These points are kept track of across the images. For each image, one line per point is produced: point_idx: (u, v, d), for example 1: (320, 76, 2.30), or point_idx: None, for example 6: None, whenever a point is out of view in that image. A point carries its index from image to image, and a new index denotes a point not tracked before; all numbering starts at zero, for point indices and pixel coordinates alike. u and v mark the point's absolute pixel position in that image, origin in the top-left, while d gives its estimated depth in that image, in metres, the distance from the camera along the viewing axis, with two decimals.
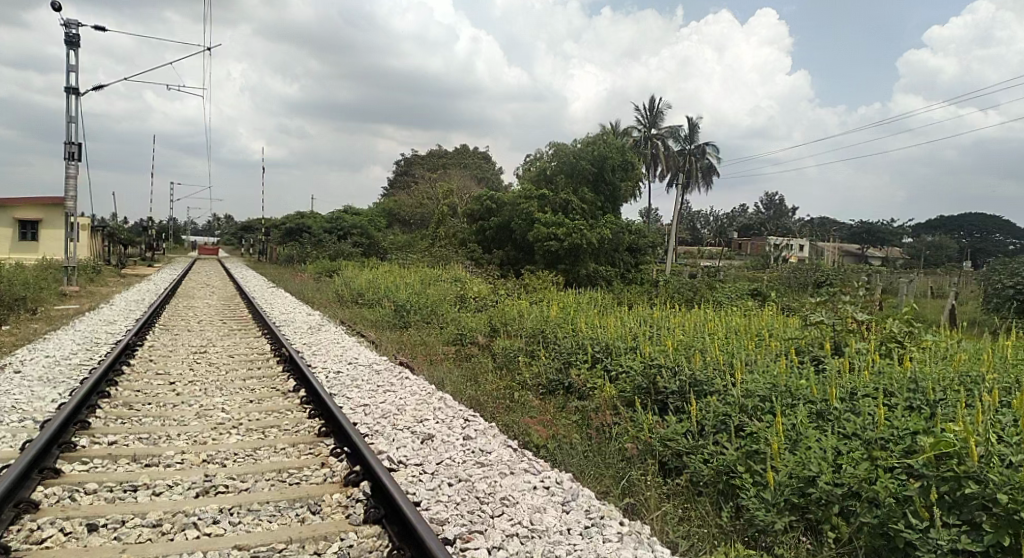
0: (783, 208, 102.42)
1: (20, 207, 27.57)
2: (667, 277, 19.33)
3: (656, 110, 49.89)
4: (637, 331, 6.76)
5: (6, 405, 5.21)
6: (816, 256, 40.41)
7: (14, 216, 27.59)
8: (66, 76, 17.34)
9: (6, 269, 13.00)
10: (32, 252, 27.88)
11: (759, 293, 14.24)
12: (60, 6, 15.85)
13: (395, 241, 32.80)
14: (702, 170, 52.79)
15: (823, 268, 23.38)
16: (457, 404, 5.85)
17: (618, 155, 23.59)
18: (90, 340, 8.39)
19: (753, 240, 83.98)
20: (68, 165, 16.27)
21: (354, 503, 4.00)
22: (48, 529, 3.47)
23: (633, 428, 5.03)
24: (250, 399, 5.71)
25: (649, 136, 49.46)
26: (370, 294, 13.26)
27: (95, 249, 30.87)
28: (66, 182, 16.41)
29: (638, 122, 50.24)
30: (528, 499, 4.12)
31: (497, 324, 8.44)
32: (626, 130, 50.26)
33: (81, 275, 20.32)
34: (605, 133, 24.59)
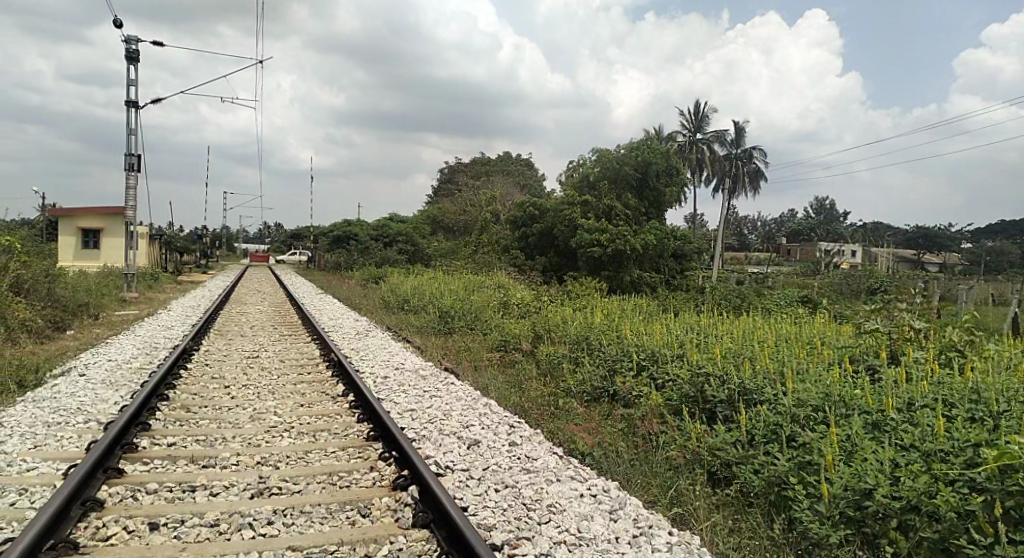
0: (831, 213, 99.84)
1: (82, 216, 28.75)
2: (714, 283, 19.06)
3: (702, 114, 49.20)
4: (684, 339, 6.67)
5: (72, 407, 5.43)
6: (870, 262, 39.14)
7: (77, 225, 28.79)
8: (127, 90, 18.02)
9: (71, 277, 13.61)
10: (94, 260, 29.03)
11: (811, 301, 13.89)
12: (121, 23, 16.51)
13: (439, 249, 33.13)
14: (749, 174, 52.03)
15: (876, 275, 22.64)
16: (502, 410, 5.86)
17: (662, 160, 23.33)
18: (149, 344, 8.71)
19: (799, 245, 82.01)
20: (128, 176, 16.92)
21: (402, 507, 4.04)
22: (112, 527, 3.60)
23: (680, 436, 4.97)
24: (300, 404, 5.82)
25: (694, 141, 48.77)
26: (415, 301, 13.40)
27: (153, 256, 31.99)
28: (126, 193, 17.06)
29: (683, 127, 49.68)
30: (576, 507, 4.09)
31: (541, 331, 8.43)
32: (671, 134, 49.75)
33: (140, 282, 21.14)
34: (649, 138, 24.37)
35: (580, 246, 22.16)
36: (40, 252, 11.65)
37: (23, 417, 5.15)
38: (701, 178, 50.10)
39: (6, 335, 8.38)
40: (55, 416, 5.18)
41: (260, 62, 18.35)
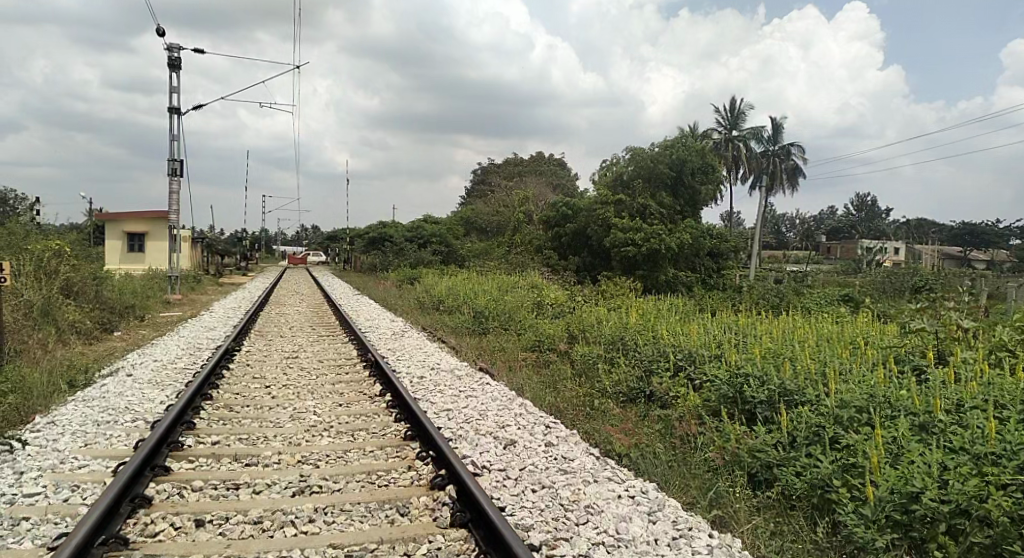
0: (870, 209, 97.53)
1: (128, 221, 29.62)
2: (750, 282, 18.80)
3: (738, 110, 48.58)
4: (722, 339, 6.60)
5: (120, 406, 5.59)
6: (914, 259, 38.10)
7: (123, 229, 29.67)
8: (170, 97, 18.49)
9: (118, 280, 14.04)
10: (140, 263, 29.84)
11: (853, 300, 13.58)
12: (164, 31, 16.95)
13: (472, 249, 33.31)
14: (787, 171, 51.26)
15: (920, 273, 22.02)
16: (538, 410, 5.87)
17: (697, 158, 23.10)
18: (192, 345, 8.93)
19: (836, 243, 80.20)
20: (172, 181, 17.36)
21: (440, 506, 4.06)
22: (160, 523, 3.70)
23: (719, 438, 4.90)
24: (339, 403, 5.89)
25: (729, 138, 48.09)
26: (450, 301, 13.48)
27: (196, 259, 32.80)
28: (170, 197, 17.50)
29: (718, 124, 49.12)
30: (614, 508, 4.07)
31: (576, 332, 8.40)
32: (706, 131, 49.25)
33: (184, 285, 21.68)
34: (684, 136, 24.10)
35: (614, 246, 22.05)
36: (89, 256, 12.04)
37: (75, 415, 5.31)
38: (737, 175, 49.35)
39: (58, 336, 8.68)
40: (105, 415, 5.33)
41: (297, 67, 18.66)
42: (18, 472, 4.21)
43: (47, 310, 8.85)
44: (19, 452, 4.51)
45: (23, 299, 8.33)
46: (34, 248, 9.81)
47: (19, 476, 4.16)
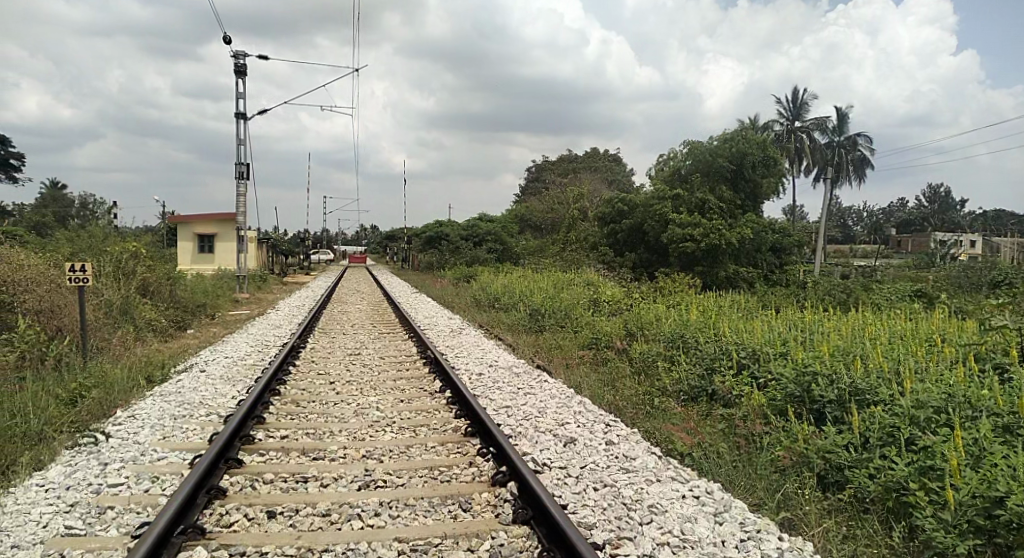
0: (937, 201, 93.32)
1: (199, 223, 30.81)
2: (815, 278, 18.24)
3: (801, 101, 47.28)
4: (787, 337, 6.43)
5: (194, 401, 5.82)
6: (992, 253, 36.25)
7: (194, 231, 30.88)
8: (237, 102, 19.13)
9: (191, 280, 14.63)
10: (210, 263, 31.03)
11: (926, 295, 13.08)
12: (231, 39, 17.55)
13: (527, 247, 33.41)
14: (854, 163, 49.56)
15: (1000, 267, 20.96)
16: (597, 408, 5.84)
17: (759, 151, 22.65)
18: (260, 342, 9.22)
19: (903, 237, 77.09)
20: (239, 184, 17.97)
21: (502, 503, 4.08)
22: (234, 514, 3.83)
23: (786, 437, 4.78)
24: (401, 399, 6.00)
25: (791, 129, 46.86)
26: (506, 299, 13.55)
27: (261, 259, 33.91)
28: (237, 200, 18.12)
29: (781, 116, 47.92)
30: (678, 508, 4.01)
31: (635, 329, 8.32)
32: (768, 123, 48.16)
33: (250, 284, 22.50)
34: (744, 129, 23.60)
35: (671, 241, 21.75)
36: (165, 257, 12.60)
37: (153, 409, 5.57)
38: (800, 167, 47.91)
39: (136, 333, 9.13)
40: (180, 409, 5.57)
41: (358, 70, 19.05)
42: (103, 463, 4.43)
43: (126, 310, 9.27)
44: (103, 444, 4.75)
45: (103, 298, 8.79)
46: (114, 250, 10.35)
47: (104, 467, 4.38)
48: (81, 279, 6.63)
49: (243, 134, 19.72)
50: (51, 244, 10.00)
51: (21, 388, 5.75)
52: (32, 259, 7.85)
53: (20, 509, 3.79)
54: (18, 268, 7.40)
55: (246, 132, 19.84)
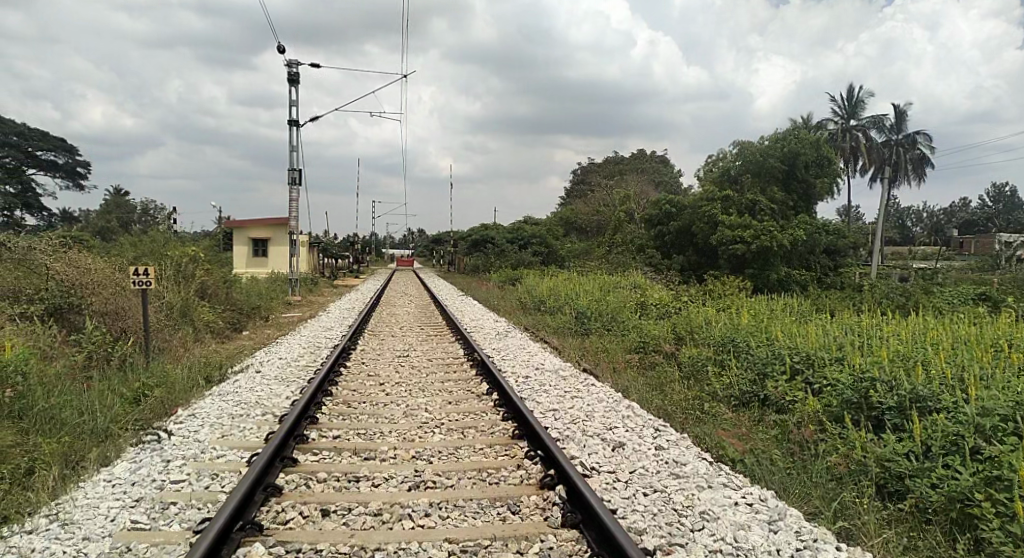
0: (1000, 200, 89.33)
1: (254, 228, 31.68)
2: (872, 281, 17.66)
3: (856, 99, 45.97)
4: (844, 341, 6.27)
5: (251, 401, 5.99)
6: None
7: (249, 235, 31.76)
8: (290, 109, 19.62)
9: (247, 284, 15.08)
10: (264, 267, 31.87)
11: (992, 298, 12.57)
12: (285, 48, 18.05)
13: (572, 250, 33.35)
14: (912, 162, 47.98)
15: None
16: (646, 412, 5.79)
17: (812, 150, 22.42)
18: (312, 344, 9.44)
19: (965, 238, 74.02)
20: (292, 190, 18.43)
21: (551, 506, 4.08)
22: (290, 512, 3.92)
23: (843, 444, 4.65)
24: (449, 401, 6.06)
25: (847, 129, 45.51)
26: (551, 302, 13.52)
27: (313, 262, 34.70)
28: (290, 205, 18.59)
29: (835, 114, 46.69)
30: (731, 515, 3.93)
31: (684, 333, 8.23)
32: (820, 122, 47.01)
33: (302, 287, 23.05)
34: (798, 128, 23.52)
35: (721, 243, 21.39)
36: (222, 261, 13.01)
37: (212, 408, 5.76)
38: (856, 167, 46.68)
39: (194, 334, 9.46)
40: (237, 408, 5.75)
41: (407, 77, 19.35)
42: (166, 460, 4.60)
43: (185, 312, 9.61)
44: (166, 442, 4.93)
45: (164, 300, 9.13)
46: (175, 255, 10.74)
47: (166, 463, 4.55)
48: (144, 282, 6.89)
49: (296, 141, 20.24)
50: (117, 248, 10.46)
51: (90, 386, 6.03)
52: (98, 263, 8.22)
53: (90, 503, 3.96)
54: (86, 271, 7.76)
55: (299, 139, 20.35)
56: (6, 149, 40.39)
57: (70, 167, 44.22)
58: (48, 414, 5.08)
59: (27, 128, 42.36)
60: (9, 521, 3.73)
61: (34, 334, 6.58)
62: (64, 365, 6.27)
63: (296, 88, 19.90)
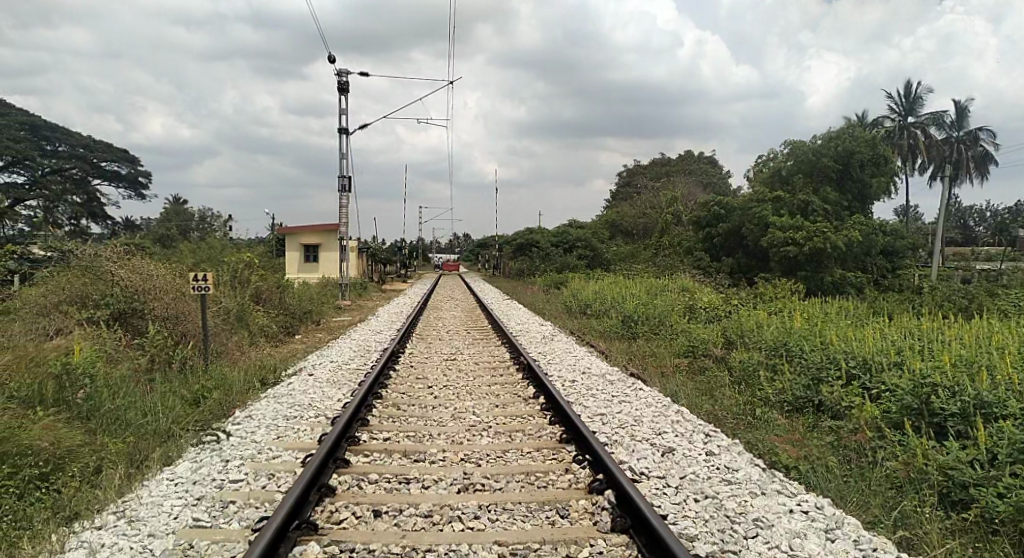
0: None
1: (305, 234, 32.45)
2: (933, 282, 16.98)
3: (915, 96, 44.50)
4: (903, 346, 6.08)
5: (304, 403, 6.15)
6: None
7: (300, 241, 32.55)
8: (339, 118, 20.06)
9: (300, 289, 15.47)
10: (314, 272, 32.55)
11: None
12: (335, 58, 18.50)
13: (617, 253, 33.12)
14: (975, 160, 46.11)
15: None
16: (696, 418, 5.72)
17: (867, 149, 21.84)
18: (361, 347, 9.63)
19: None
20: (341, 196, 18.82)
21: (600, 511, 4.06)
22: (343, 512, 4.00)
23: (903, 452, 4.50)
24: (496, 404, 6.10)
25: (905, 126, 44.08)
26: (599, 305, 13.46)
27: (362, 267, 35.32)
28: (340, 211, 18.98)
29: (891, 111, 45.25)
30: (785, 523, 3.83)
31: (734, 337, 8.10)
32: (877, 121, 45.66)
33: (352, 292, 23.53)
34: (853, 126, 22.95)
35: (772, 246, 20.89)
36: (275, 267, 13.38)
37: (267, 410, 5.92)
38: (914, 165, 45.13)
39: (250, 338, 9.75)
40: (292, 410, 5.90)
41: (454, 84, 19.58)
42: (225, 460, 4.75)
43: (241, 316, 9.91)
44: (225, 443, 5.10)
45: (222, 305, 9.45)
46: (231, 261, 11.10)
47: (226, 463, 4.70)
48: (202, 287, 7.14)
49: (346, 148, 20.66)
50: (177, 256, 10.89)
51: (153, 388, 6.28)
52: (159, 270, 8.56)
53: (154, 500, 4.13)
54: (149, 278, 8.08)
55: (348, 147, 20.78)
56: (75, 161, 42.23)
57: (132, 176, 46.06)
58: (114, 414, 5.32)
59: (93, 139, 44.31)
60: (80, 517, 3.91)
61: (102, 338, 6.90)
62: (129, 367, 6.54)
63: (345, 98, 20.35)
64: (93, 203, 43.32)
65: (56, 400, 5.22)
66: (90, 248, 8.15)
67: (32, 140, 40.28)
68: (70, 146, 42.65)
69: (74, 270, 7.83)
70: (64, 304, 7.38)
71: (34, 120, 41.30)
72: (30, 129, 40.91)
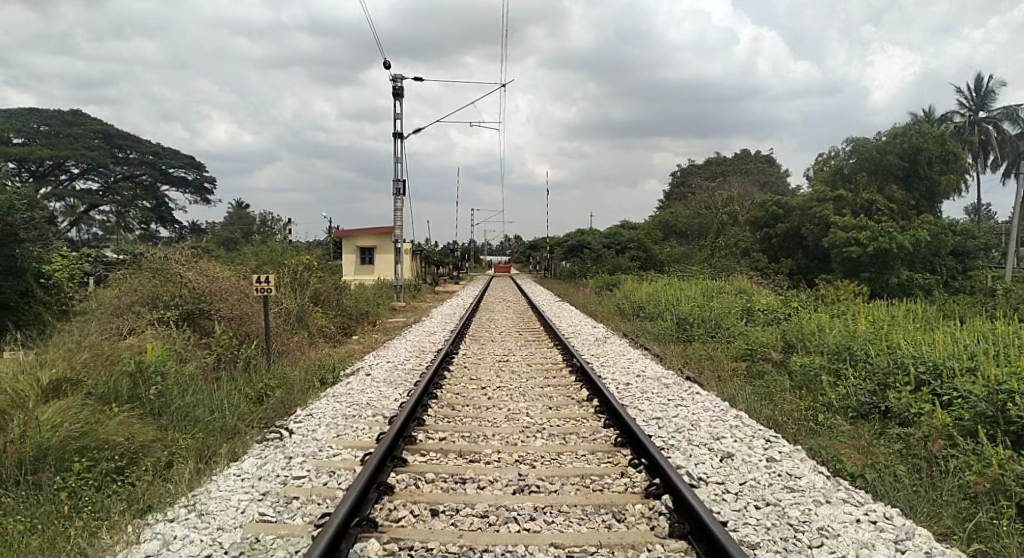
0: None
1: (361, 236, 33.07)
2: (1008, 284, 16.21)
3: (987, 88, 42.61)
4: (977, 351, 5.83)
5: (362, 403, 6.28)
6: None
7: (356, 244, 33.19)
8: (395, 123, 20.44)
9: (357, 290, 15.81)
10: (370, 273, 33.17)
11: None
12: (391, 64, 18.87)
13: (671, 254, 32.71)
14: None
15: None
16: (755, 423, 5.60)
17: (935, 145, 21.10)
18: (417, 348, 9.77)
19: None
20: (396, 199, 19.12)
21: (657, 516, 4.02)
22: (402, 510, 4.07)
23: (978, 462, 4.31)
24: (550, 406, 6.12)
25: (976, 121, 42.32)
26: (653, 307, 13.34)
27: (415, 268, 35.78)
28: (395, 214, 19.30)
29: (961, 106, 43.49)
30: (853, 533, 3.72)
31: (794, 341, 7.92)
32: (945, 115, 43.94)
33: (407, 294, 23.96)
34: (919, 122, 22.20)
35: (834, 246, 20.32)
36: (333, 269, 13.69)
37: (327, 409, 6.07)
38: (986, 162, 43.24)
39: (309, 338, 10.02)
40: (350, 409, 6.04)
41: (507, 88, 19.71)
42: (288, 457, 4.90)
43: (301, 317, 10.19)
44: (287, 440, 5.26)
45: (283, 306, 9.73)
46: (291, 264, 11.43)
47: (289, 460, 4.84)
48: (264, 288, 7.36)
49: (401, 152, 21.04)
50: (241, 259, 11.28)
51: (219, 387, 6.52)
52: (224, 272, 8.89)
53: (223, 495, 4.28)
54: (214, 280, 8.40)
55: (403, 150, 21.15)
56: (144, 167, 44.07)
57: (198, 182, 47.86)
58: (183, 411, 5.54)
59: (161, 147, 46.28)
60: (153, 510, 4.08)
61: (171, 337, 7.20)
62: (197, 366, 6.81)
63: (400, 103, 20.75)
64: (161, 206, 45.15)
65: (129, 396, 5.49)
66: (161, 253, 8.53)
67: (106, 147, 42.30)
68: (141, 153, 44.59)
69: (146, 272, 8.20)
70: (136, 305, 7.72)
71: (107, 128, 43.33)
72: (103, 136, 42.95)
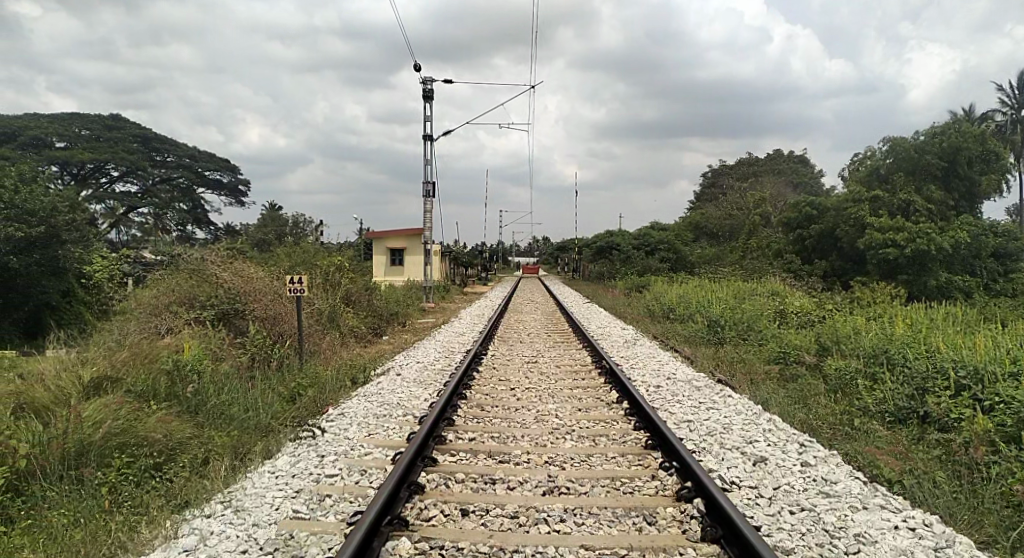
0: None
1: (391, 238, 33.36)
2: None
3: None
4: (1020, 355, 5.69)
5: (393, 402, 6.34)
6: None
7: (387, 245, 33.50)
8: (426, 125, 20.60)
9: (388, 292, 15.96)
10: (400, 275, 33.45)
11: None
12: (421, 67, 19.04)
13: (701, 256, 32.41)
14: None
15: None
16: (789, 427, 5.53)
17: (975, 145, 20.75)
18: (446, 348, 9.83)
19: None
20: (426, 201, 19.25)
21: (688, 519, 3.99)
22: (432, 510, 4.11)
23: (1021, 470, 4.19)
24: (579, 407, 6.11)
25: (1018, 120, 41.27)
26: (683, 310, 13.24)
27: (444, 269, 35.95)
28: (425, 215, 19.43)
29: (1003, 105, 42.41)
30: (891, 540, 3.64)
31: (829, 344, 7.79)
32: (986, 114, 42.89)
33: (436, 295, 24.12)
34: (959, 121, 21.70)
35: (869, 247, 19.94)
36: (364, 271, 13.84)
37: (358, 408, 6.15)
38: None
39: (340, 338, 10.15)
40: (381, 409, 6.11)
41: None
42: (320, 455, 4.97)
43: (332, 317, 10.31)
44: (320, 438, 5.34)
45: (314, 307, 9.86)
46: (323, 265, 11.58)
47: (321, 458, 4.91)
48: (297, 289, 7.45)
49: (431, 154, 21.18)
50: (274, 259, 11.47)
51: (253, 386, 6.65)
52: (258, 273, 9.05)
53: (258, 491, 4.36)
54: (248, 280, 8.55)
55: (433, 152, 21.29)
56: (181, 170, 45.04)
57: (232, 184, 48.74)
58: (219, 409, 5.65)
59: (196, 150, 47.30)
60: (190, 505, 4.17)
61: (207, 336, 7.36)
62: (231, 365, 6.94)
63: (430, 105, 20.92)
64: (197, 209, 46.06)
65: (168, 394, 5.62)
66: (198, 254, 8.72)
67: (143, 151, 43.36)
68: (178, 157, 45.64)
69: (183, 273, 8.39)
70: (173, 305, 7.90)
71: (144, 132, 44.45)
72: (141, 141, 44.06)
